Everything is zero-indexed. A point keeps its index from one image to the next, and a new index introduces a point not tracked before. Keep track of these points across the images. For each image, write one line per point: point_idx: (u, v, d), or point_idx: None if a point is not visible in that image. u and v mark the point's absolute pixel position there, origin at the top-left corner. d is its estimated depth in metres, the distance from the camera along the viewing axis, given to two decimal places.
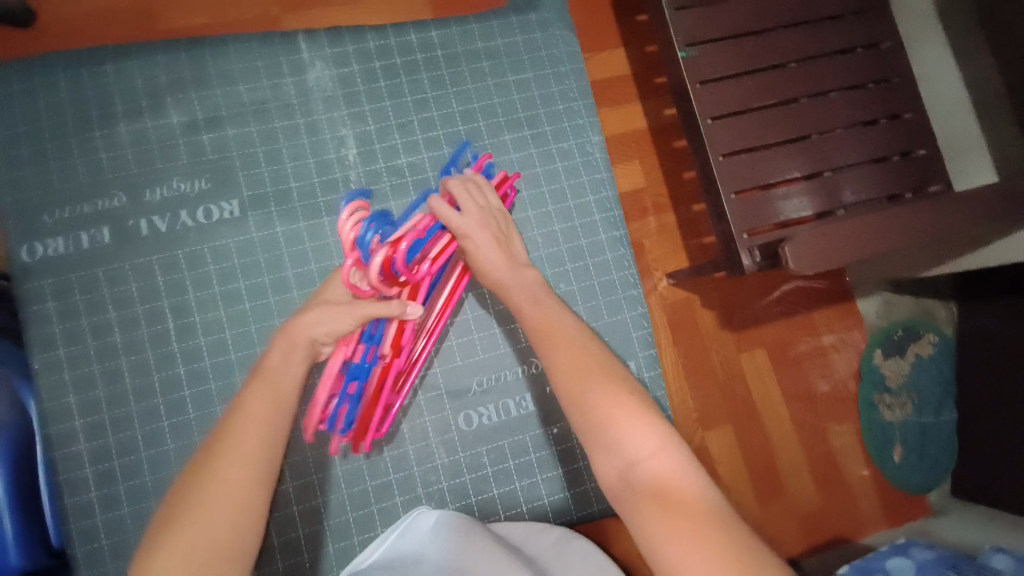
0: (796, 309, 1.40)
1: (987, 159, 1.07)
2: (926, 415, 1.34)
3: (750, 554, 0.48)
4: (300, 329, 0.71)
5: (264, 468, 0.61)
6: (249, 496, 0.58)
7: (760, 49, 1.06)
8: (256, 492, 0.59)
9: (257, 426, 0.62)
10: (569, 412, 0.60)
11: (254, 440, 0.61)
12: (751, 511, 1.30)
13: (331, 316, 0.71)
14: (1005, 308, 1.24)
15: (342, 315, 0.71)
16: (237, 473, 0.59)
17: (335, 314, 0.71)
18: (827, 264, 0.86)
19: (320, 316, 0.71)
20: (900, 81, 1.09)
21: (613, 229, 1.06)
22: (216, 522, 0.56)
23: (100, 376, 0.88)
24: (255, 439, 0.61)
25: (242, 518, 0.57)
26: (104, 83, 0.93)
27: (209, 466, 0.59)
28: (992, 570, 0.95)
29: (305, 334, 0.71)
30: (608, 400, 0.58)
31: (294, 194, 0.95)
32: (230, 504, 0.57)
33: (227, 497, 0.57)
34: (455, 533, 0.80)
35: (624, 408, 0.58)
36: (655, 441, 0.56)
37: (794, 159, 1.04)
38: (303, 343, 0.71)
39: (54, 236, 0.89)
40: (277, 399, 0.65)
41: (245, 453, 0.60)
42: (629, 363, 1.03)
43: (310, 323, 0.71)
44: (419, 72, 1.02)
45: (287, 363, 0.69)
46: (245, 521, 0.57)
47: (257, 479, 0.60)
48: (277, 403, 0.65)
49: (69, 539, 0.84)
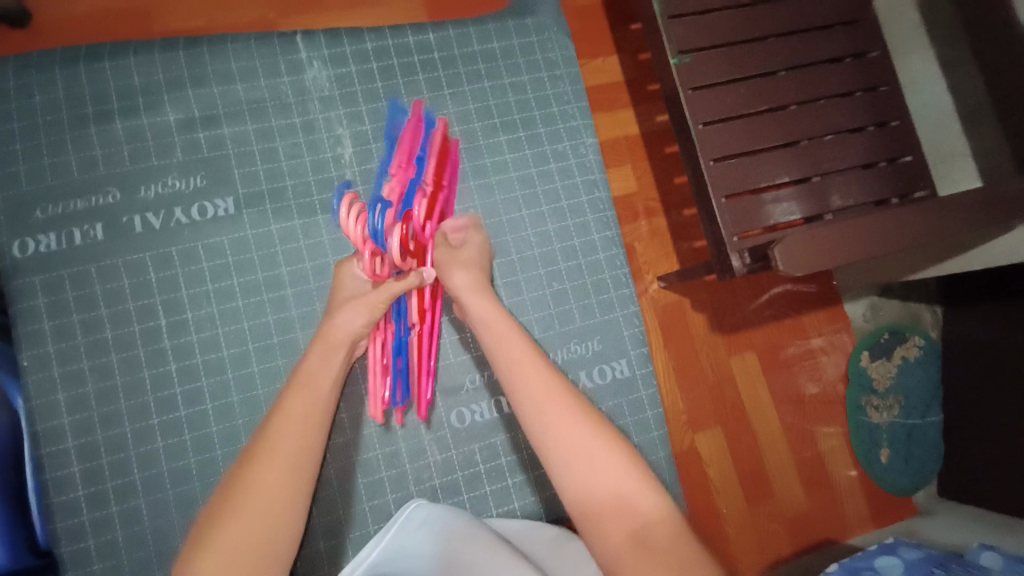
0: (785, 313, 1.42)
1: (971, 165, 1.10)
2: (912, 417, 1.37)
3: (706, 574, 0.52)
4: (337, 331, 0.77)
5: (303, 471, 0.65)
6: (289, 498, 0.63)
7: (750, 57, 1.08)
8: (294, 497, 0.63)
9: (295, 429, 0.67)
10: (542, 443, 0.61)
11: (296, 443, 0.66)
12: (739, 513, 1.31)
13: (366, 313, 0.78)
14: (989, 311, 1.27)
15: (374, 310, 0.78)
16: (277, 474, 0.63)
17: (368, 309, 0.78)
18: (819, 266, 0.87)
19: (353, 315, 0.78)
20: (886, 89, 1.12)
21: (606, 230, 1.07)
22: (254, 521, 0.60)
23: (90, 373, 0.87)
24: (294, 442, 0.66)
25: (282, 518, 0.62)
26: (100, 79, 0.93)
27: (253, 466, 0.63)
28: (979, 568, 0.97)
29: (344, 333, 0.78)
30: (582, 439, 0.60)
31: (289, 191, 0.95)
32: (270, 503, 0.61)
33: (264, 497, 0.61)
34: (456, 534, 0.79)
35: (603, 452, 0.59)
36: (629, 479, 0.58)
37: (783, 164, 1.06)
38: (342, 340, 0.78)
39: (46, 232, 0.89)
40: (313, 405, 0.70)
41: (284, 456, 0.64)
42: (621, 361, 1.04)
43: (347, 323, 0.78)
44: (415, 73, 1.03)
45: (325, 367, 0.75)
46: (285, 520, 0.62)
47: (301, 479, 0.65)
48: (314, 409, 0.70)
49: (55, 538, 0.83)
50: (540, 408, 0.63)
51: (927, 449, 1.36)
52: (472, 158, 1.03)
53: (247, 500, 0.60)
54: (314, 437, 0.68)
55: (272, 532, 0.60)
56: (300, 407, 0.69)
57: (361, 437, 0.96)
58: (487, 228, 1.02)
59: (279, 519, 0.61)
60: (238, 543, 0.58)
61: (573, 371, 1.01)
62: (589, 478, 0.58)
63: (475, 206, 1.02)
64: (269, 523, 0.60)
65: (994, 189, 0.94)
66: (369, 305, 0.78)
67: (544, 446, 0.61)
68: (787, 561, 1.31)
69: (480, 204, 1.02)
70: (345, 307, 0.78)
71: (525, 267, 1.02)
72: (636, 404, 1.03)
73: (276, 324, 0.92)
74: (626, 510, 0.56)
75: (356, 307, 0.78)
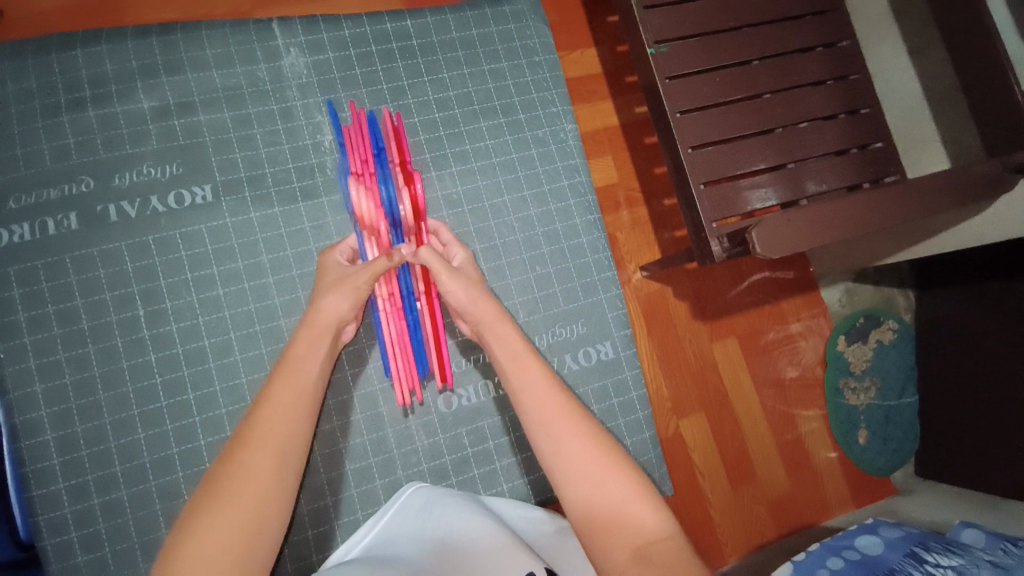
0: (765, 298, 1.45)
1: (940, 150, 1.13)
2: (888, 398, 1.41)
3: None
4: (322, 318, 0.75)
5: (292, 461, 0.63)
6: (279, 487, 0.61)
7: (725, 47, 1.11)
8: (283, 488, 0.61)
9: (284, 416, 0.65)
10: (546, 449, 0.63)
11: (284, 430, 0.64)
12: (723, 495, 1.34)
13: (352, 298, 0.76)
14: (958, 292, 1.31)
15: (360, 295, 0.77)
16: (267, 462, 0.61)
17: (354, 293, 0.76)
18: (796, 248, 0.89)
19: (339, 300, 0.75)
20: (857, 78, 1.15)
21: (587, 214, 1.08)
22: (247, 509, 0.58)
23: (67, 364, 0.86)
24: (284, 429, 0.64)
25: (271, 509, 0.59)
26: (71, 67, 0.91)
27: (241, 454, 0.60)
28: (958, 544, 1.02)
29: (329, 319, 0.75)
30: (588, 448, 0.62)
31: (269, 178, 0.95)
32: (259, 491, 0.59)
33: (254, 486, 0.59)
34: (448, 503, 0.84)
35: (611, 468, 0.61)
36: (628, 485, 0.60)
37: (759, 152, 1.09)
38: (326, 328, 0.75)
39: (20, 222, 0.87)
40: (302, 392, 0.68)
41: (275, 443, 0.62)
42: (605, 344, 1.05)
43: (332, 309, 0.75)
44: (395, 61, 1.03)
45: (312, 354, 0.72)
46: (274, 510, 0.59)
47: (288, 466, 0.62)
48: (303, 396, 0.68)
49: (38, 531, 0.82)
50: (552, 435, 0.63)
51: (904, 429, 1.40)
52: (453, 145, 1.03)
53: (238, 490, 0.58)
54: (302, 426, 0.66)
55: (261, 524, 0.58)
56: (290, 394, 0.67)
57: (348, 424, 0.96)
58: (470, 215, 1.02)
59: (269, 509, 0.59)
60: (227, 533, 0.56)
61: (558, 355, 1.02)
62: (599, 500, 0.59)
63: (458, 193, 1.02)
64: (258, 514, 0.58)
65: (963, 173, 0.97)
66: (355, 289, 0.76)
67: (557, 469, 0.62)
68: (769, 542, 1.34)
69: (463, 190, 1.03)
70: (331, 291, 0.76)
71: (508, 253, 1.03)
72: (621, 385, 1.05)
73: (259, 312, 0.92)
74: (631, 528, 0.57)
75: (340, 291, 0.75)
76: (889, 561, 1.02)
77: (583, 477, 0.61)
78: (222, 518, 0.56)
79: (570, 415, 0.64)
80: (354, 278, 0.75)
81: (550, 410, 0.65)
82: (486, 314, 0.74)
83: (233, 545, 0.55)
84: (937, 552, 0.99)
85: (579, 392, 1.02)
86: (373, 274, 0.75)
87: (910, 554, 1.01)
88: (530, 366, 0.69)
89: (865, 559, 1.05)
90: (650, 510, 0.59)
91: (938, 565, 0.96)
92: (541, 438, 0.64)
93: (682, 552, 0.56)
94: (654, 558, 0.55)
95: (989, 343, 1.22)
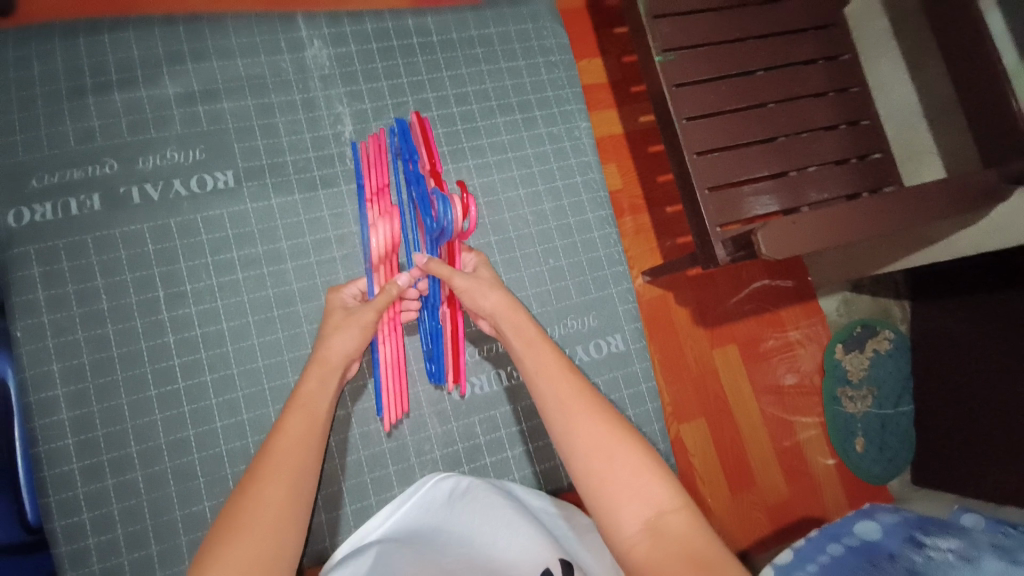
0: (764, 306, 1.47)
1: (937, 161, 1.17)
2: (885, 407, 1.42)
3: (724, 563, 0.54)
4: (330, 355, 0.75)
5: (304, 492, 0.63)
6: (290, 518, 0.60)
7: (730, 57, 1.14)
8: (295, 514, 0.60)
9: (295, 445, 0.65)
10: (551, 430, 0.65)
11: (295, 457, 0.64)
12: (723, 501, 1.35)
13: (360, 335, 0.77)
14: (954, 307, 1.33)
15: (366, 331, 0.78)
16: (278, 492, 0.60)
17: (362, 331, 0.77)
18: (799, 250, 0.92)
19: (348, 337, 0.77)
20: (857, 91, 1.18)
21: (600, 209, 1.10)
22: (262, 536, 0.57)
23: (85, 343, 0.86)
24: (295, 457, 0.64)
25: (284, 539, 0.58)
26: (102, 52, 0.93)
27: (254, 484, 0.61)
28: (954, 526, 1.04)
29: (337, 357, 0.76)
30: (599, 434, 0.62)
31: (290, 166, 0.96)
32: (271, 520, 0.58)
33: (269, 513, 0.59)
34: (472, 500, 0.83)
35: (629, 455, 0.61)
36: (636, 465, 0.60)
37: (763, 159, 1.12)
38: (336, 363, 0.75)
39: (43, 201, 0.88)
40: (312, 421, 0.68)
41: (286, 471, 0.62)
42: (616, 336, 1.07)
43: (340, 345, 0.76)
44: (415, 56, 1.06)
45: (324, 391, 0.73)
46: (287, 537, 0.59)
47: (298, 494, 0.62)
48: (312, 427, 0.67)
49: (47, 512, 0.81)
50: (567, 419, 0.64)
51: (901, 438, 1.41)
52: (471, 139, 1.05)
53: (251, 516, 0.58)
54: (311, 455, 0.65)
55: (276, 554, 0.57)
56: (300, 426, 0.67)
57: (360, 410, 0.97)
58: (486, 207, 1.04)
59: (283, 536, 0.58)
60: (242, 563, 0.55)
61: (570, 346, 1.04)
62: (611, 481, 0.60)
63: (475, 184, 1.04)
64: (270, 541, 0.58)
65: (969, 182, 0.99)
66: (362, 327, 0.77)
67: (565, 451, 0.63)
68: (769, 546, 1.35)
69: (479, 182, 1.05)
70: (338, 329, 0.77)
71: (522, 245, 1.05)
72: (631, 377, 1.06)
73: (276, 297, 0.92)
74: (642, 498, 0.58)
75: (347, 329, 0.77)
76: (887, 546, 1.02)
77: (598, 453, 0.61)
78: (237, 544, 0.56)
79: (578, 404, 0.64)
80: (360, 315, 0.77)
81: (559, 396, 0.66)
82: (498, 307, 0.75)
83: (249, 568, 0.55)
84: (935, 536, 1.00)
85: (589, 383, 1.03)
86: (378, 310, 0.78)
87: (908, 539, 1.01)
88: (547, 355, 0.70)
89: (864, 545, 1.04)
90: (662, 489, 0.59)
91: (937, 548, 0.96)
92: (552, 413, 0.65)
93: (692, 529, 0.57)
94: (665, 531, 0.56)
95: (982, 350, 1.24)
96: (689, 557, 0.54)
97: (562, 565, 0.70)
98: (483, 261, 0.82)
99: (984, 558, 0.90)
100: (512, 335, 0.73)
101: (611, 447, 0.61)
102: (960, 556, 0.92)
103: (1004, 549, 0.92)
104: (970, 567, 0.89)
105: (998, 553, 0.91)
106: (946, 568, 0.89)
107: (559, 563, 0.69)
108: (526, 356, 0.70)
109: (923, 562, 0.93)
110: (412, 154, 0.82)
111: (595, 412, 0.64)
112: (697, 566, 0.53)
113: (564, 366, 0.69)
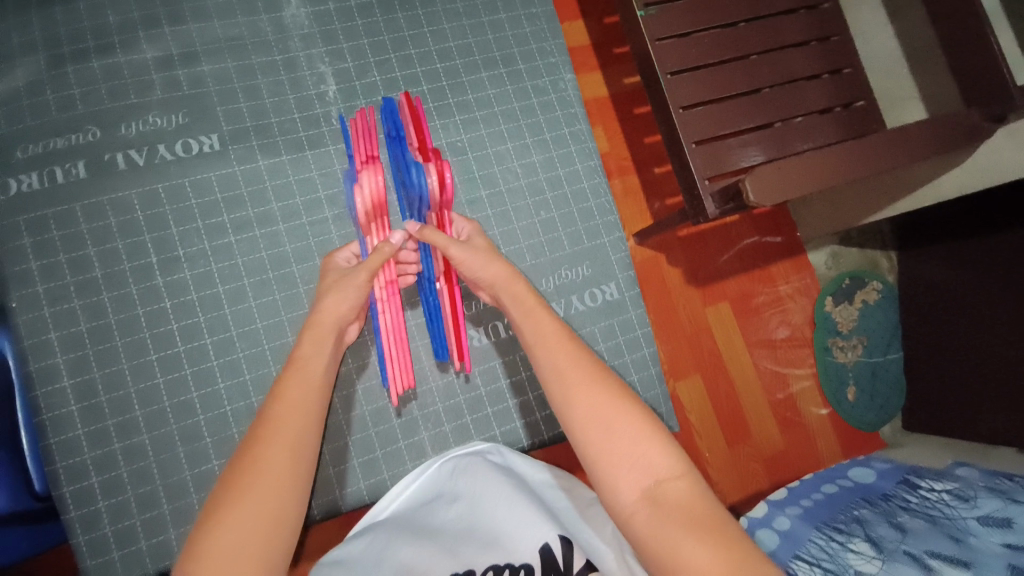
0: (755, 263, 1.49)
1: (920, 103, 1.17)
2: (874, 355, 1.46)
3: (723, 528, 0.55)
4: (325, 317, 0.73)
5: (304, 459, 0.62)
6: (293, 481, 0.59)
7: (712, 9, 1.13)
8: (296, 483, 0.59)
9: (294, 412, 0.64)
10: (551, 389, 0.66)
11: (295, 424, 0.63)
12: (720, 453, 1.38)
13: (354, 296, 0.75)
14: (939, 253, 1.35)
15: (362, 292, 0.76)
16: (280, 455, 0.59)
17: (356, 290, 0.75)
18: (786, 197, 0.93)
19: (341, 299, 0.75)
20: (839, 39, 1.19)
21: (588, 159, 1.11)
22: (264, 504, 0.56)
23: (82, 312, 0.86)
24: (296, 424, 0.63)
25: (287, 507, 0.58)
26: (75, 18, 0.91)
27: (254, 453, 0.59)
28: (950, 476, 1.05)
29: (331, 319, 0.74)
30: (593, 398, 0.63)
31: (276, 127, 0.95)
32: (274, 488, 0.57)
33: (271, 481, 0.58)
34: (474, 475, 0.85)
35: (625, 417, 0.62)
36: (634, 427, 0.61)
37: (749, 112, 1.12)
38: (330, 328, 0.73)
39: (27, 171, 0.87)
40: (309, 389, 0.67)
41: (286, 439, 0.61)
42: (610, 285, 1.08)
43: (333, 307, 0.74)
44: (395, 12, 1.04)
45: (318, 354, 0.71)
46: (289, 504, 0.58)
47: (299, 461, 0.61)
48: (310, 396, 0.66)
49: (56, 478, 0.82)
50: (563, 384, 0.65)
51: (891, 384, 1.45)
52: (456, 94, 1.05)
53: (253, 485, 0.57)
54: (313, 420, 0.65)
55: (276, 522, 0.56)
56: (299, 394, 0.65)
57: (361, 366, 0.98)
58: (474, 162, 1.04)
59: (285, 505, 0.58)
60: (244, 533, 0.54)
61: (564, 297, 1.05)
62: (609, 444, 0.60)
63: (462, 140, 1.04)
64: (273, 508, 0.57)
65: (953, 121, 0.99)
66: (356, 288, 0.75)
67: (563, 412, 0.64)
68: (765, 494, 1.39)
69: (466, 138, 1.04)
70: (332, 291, 0.75)
71: (513, 199, 1.05)
72: (626, 324, 1.08)
73: (271, 259, 0.93)
74: (642, 467, 0.59)
75: (342, 289, 0.75)
76: (882, 487, 1.08)
77: (595, 416, 0.62)
78: (238, 513, 0.55)
79: (577, 368, 0.66)
80: (356, 277, 0.75)
81: (557, 363, 0.67)
82: (498, 277, 0.76)
83: (252, 537, 0.54)
84: (930, 479, 1.05)
85: (586, 332, 1.05)
86: (371, 271, 0.76)
87: (903, 482, 1.07)
88: (545, 322, 0.71)
89: (858, 485, 1.11)
90: (659, 451, 0.60)
91: (931, 489, 1.01)
92: (548, 375, 0.67)
93: (688, 490, 0.58)
94: (663, 496, 0.57)
95: (975, 292, 1.26)
96: (687, 517, 0.55)
97: (562, 542, 0.75)
98: (476, 230, 0.82)
99: (980, 497, 0.94)
100: (509, 302, 0.74)
101: (608, 409, 0.62)
102: (956, 496, 0.96)
103: (999, 489, 0.94)
104: (967, 506, 0.93)
105: (996, 492, 0.93)
106: (941, 507, 0.96)
107: (557, 539, 0.75)
108: (526, 325, 0.71)
109: (917, 501, 0.99)
110: (401, 131, 0.83)
111: (592, 375, 0.65)
112: (695, 530, 0.54)
113: (559, 331, 0.69)
